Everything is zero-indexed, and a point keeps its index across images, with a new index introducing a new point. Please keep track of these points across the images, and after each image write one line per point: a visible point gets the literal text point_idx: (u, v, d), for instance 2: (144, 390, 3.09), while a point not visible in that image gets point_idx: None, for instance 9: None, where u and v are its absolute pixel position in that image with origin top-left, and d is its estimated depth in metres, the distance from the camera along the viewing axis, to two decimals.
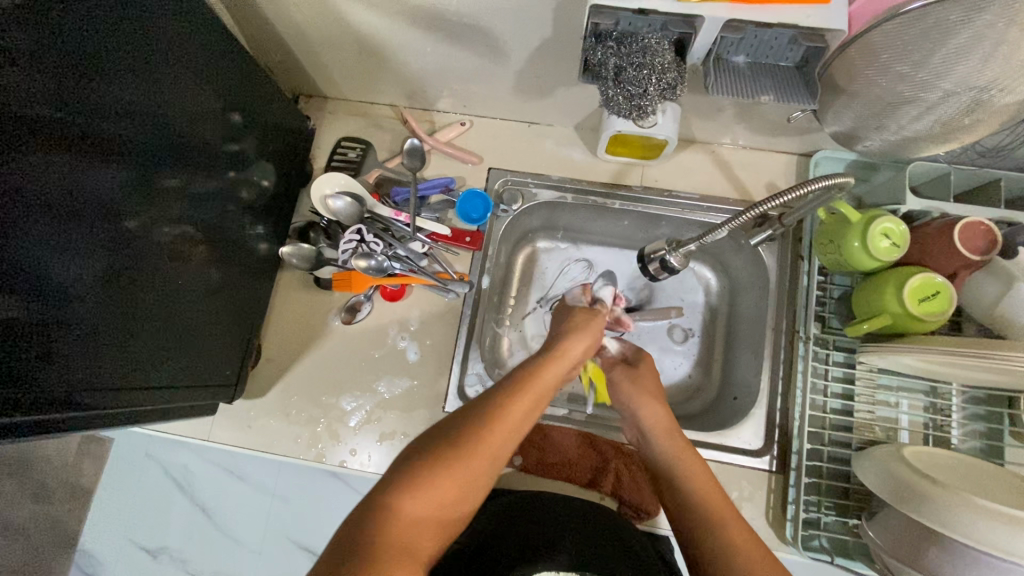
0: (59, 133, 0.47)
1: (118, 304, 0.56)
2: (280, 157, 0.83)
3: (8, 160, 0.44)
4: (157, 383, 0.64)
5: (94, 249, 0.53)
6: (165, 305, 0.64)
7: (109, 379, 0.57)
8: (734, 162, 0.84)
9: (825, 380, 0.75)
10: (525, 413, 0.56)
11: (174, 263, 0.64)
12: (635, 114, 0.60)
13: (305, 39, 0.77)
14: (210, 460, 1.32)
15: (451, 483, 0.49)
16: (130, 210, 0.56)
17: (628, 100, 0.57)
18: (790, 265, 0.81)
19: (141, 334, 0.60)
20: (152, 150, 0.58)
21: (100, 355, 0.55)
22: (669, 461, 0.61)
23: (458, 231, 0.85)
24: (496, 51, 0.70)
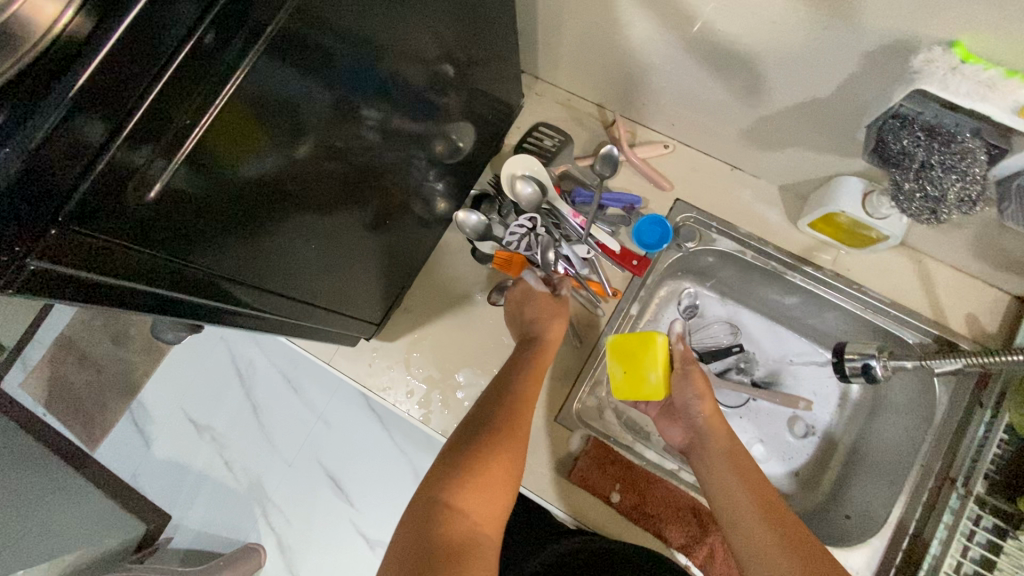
0: (331, 59, 0.44)
1: (315, 228, 0.56)
2: (482, 122, 0.83)
3: (305, 84, 0.42)
4: (312, 303, 0.64)
5: (318, 176, 0.51)
6: (347, 232, 0.63)
7: (282, 290, 0.56)
8: (938, 279, 0.78)
9: (966, 540, 0.66)
10: (522, 411, 0.67)
11: (363, 195, 0.63)
12: (922, 215, 0.55)
13: (555, 19, 0.76)
14: (276, 366, 1.40)
15: (484, 478, 0.59)
16: (346, 139, 0.54)
17: (924, 202, 0.54)
18: (965, 407, 0.75)
19: (323, 255, 0.60)
20: (375, 85, 0.55)
21: (288, 267, 0.55)
22: (720, 458, 0.69)
23: (627, 251, 0.83)
24: (751, 90, 0.67)
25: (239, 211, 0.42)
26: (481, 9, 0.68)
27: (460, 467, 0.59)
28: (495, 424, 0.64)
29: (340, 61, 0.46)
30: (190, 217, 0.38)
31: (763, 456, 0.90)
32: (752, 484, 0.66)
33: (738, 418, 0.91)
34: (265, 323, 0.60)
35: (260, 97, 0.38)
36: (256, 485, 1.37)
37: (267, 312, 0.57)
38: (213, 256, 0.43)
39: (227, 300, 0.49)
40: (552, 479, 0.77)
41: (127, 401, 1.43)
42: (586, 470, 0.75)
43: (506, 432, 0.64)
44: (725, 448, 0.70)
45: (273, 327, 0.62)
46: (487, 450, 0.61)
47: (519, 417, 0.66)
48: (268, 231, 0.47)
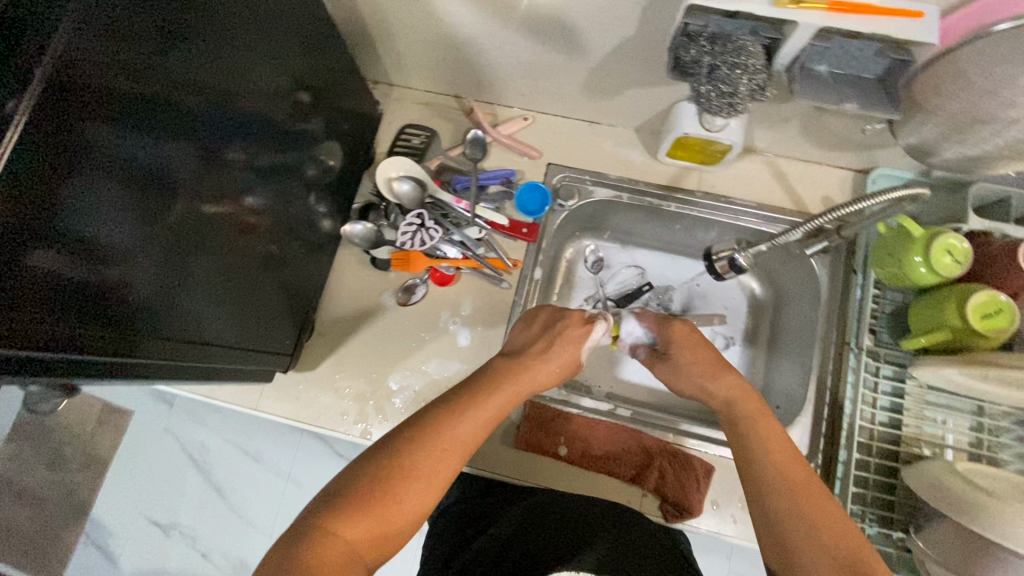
0: (149, 104, 0.47)
1: (187, 269, 0.57)
2: (348, 137, 0.85)
3: (119, 130, 0.44)
4: (224, 347, 0.66)
5: (171, 220, 0.53)
6: (232, 268, 0.65)
7: (183, 339, 0.59)
8: (790, 173, 0.86)
9: (874, 392, 0.76)
10: (421, 480, 0.50)
11: (240, 231, 0.65)
12: (723, 111, 0.61)
13: (386, 24, 0.79)
14: (228, 440, 1.34)
15: (379, 499, 0.48)
16: (200, 178, 0.56)
17: (720, 97, 0.59)
18: (843, 277, 0.83)
19: (208, 296, 0.61)
20: (226, 125, 0.58)
21: (179, 313, 0.57)
22: (768, 446, 0.55)
23: (515, 222, 0.87)
24: (574, 47, 0.72)
25: (92, 268, 0.45)
26: (318, 35, 0.72)
27: (350, 483, 0.49)
28: (424, 428, 0.53)
29: (164, 105, 0.48)
30: (19, 276, 0.39)
31: None
32: (790, 469, 0.53)
33: None
34: (185, 375, 0.62)
35: (61, 148, 0.40)
36: (240, 565, 1.32)
37: (180, 364, 0.60)
38: (82, 316, 0.45)
39: (129, 356, 0.52)
40: (501, 453, 0.79)
41: (79, 524, 1.34)
42: (530, 434, 0.79)
43: (434, 443, 0.52)
44: (740, 416, 0.59)
45: (195, 377, 0.64)
46: (393, 470, 0.50)
47: (462, 425, 0.54)
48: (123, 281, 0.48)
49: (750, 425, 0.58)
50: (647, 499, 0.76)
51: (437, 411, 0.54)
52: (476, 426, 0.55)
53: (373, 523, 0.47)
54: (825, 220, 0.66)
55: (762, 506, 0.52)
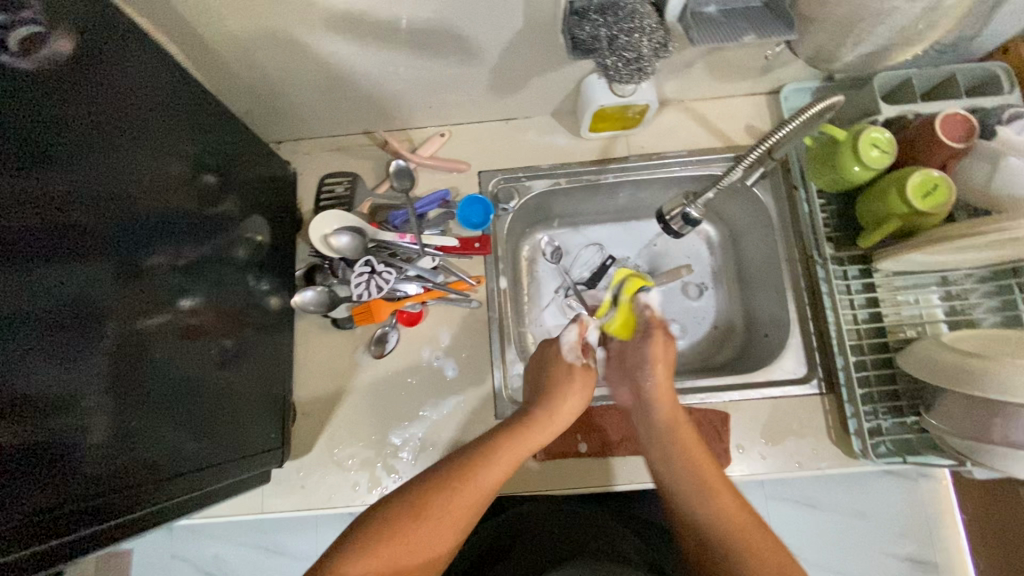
0: (32, 237, 0.42)
1: (137, 398, 0.52)
2: (268, 207, 0.81)
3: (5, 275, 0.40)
4: (212, 466, 0.63)
5: (100, 351, 0.48)
6: (187, 379, 0.60)
7: (164, 475, 0.55)
8: (709, 112, 0.87)
9: (849, 295, 0.78)
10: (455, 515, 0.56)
11: (182, 338, 0.60)
12: (633, 78, 0.58)
13: (271, 82, 0.75)
14: (245, 544, 1.25)
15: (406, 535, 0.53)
16: (120, 297, 0.51)
17: (627, 65, 0.56)
18: (786, 196, 0.85)
19: (170, 417, 0.57)
20: (137, 235, 0.54)
21: (155, 452, 0.54)
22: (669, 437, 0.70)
23: (465, 239, 0.84)
24: (468, 52, 0.71)
25: (43, 436, 0.42)
26: (208, 111, 0.68)
27: (379, 518, 0.54)
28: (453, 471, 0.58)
29: (51, 233, 0.44)
30: None
31: (683, 331, 0.96)
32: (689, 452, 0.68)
33: None
34: (182, 511, 0.58)
35: None
36: None
37: (170, 501, 0.56)
38: (44, 489, 0.42)
39: (108, 515, 0.48)
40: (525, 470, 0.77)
41: None
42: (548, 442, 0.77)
43: (460, 483, 0.57)
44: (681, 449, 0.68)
45: (193, 508, 0.60)
46: (425, 511, 0.54)
47: (487, 469, 0.59)
48: (62, 434, 0.44)
49: (680, 448, 0.68)
50: None
51: (465, 455, 0.60)
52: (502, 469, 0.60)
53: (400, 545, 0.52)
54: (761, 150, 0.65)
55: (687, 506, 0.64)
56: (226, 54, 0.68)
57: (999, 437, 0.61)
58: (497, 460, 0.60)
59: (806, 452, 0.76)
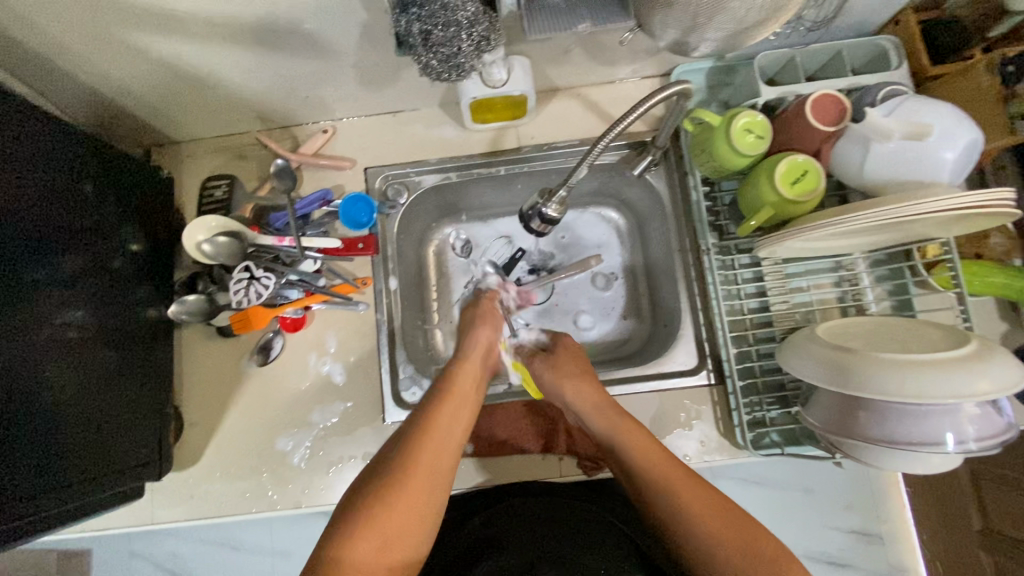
0: None
1: (14, 414, 0.54)
2: (144, 215, 0.78)
3: None
4: (77, 483, 0.62)
5: None
6: (73, 390, 0.62)
7: (17, 492, 0.54)
8: (600, 99, 0.84)
9: (736, 285, 0.76)
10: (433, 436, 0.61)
11: (66, 352, 0.61)
12: (452, 75, 0.56)
13: (128, 88, 0.72)
14: (199, 537, 1.18)
15: (393, 527, 0.54)
16: None
17: (445, 63, 0.54)
18: (681, 184, 0.83)
19: (53, 429, 0.59)
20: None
21: (16, 469, 0.54)
22: (615, 441, 0.66)
23: (349, 240, 0.82)
24: (321, 48, 0.67)
25: None
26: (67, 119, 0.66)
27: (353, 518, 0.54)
28: (408, 445, 0.60)
29: None
30: None
31: (592, 322, 0.95)
32: (646, 455, 0.63)
33: (554, 308, 0.96)
34: (36, 532, 0.57)
35: None
36: None
37: (23, 521, 0.55)
38: None
39: None
40: None
41: None
42: None
43: (420, 456, 0.59)
44: (637, 451, 0.64)
45: (51, 526, 0.59)
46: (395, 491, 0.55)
47: (440, 433, 0.61)
48: None
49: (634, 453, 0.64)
50: (564, 463, 0.76)
51: (414, 430, 0.62)
52: (455, 427, 0.64)
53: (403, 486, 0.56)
54: (606, 140, 0.60)
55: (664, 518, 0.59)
56: (62, 63, 0.65)
57: (861, 431, 0.60)
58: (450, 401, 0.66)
59: (694, 445, 0.75)
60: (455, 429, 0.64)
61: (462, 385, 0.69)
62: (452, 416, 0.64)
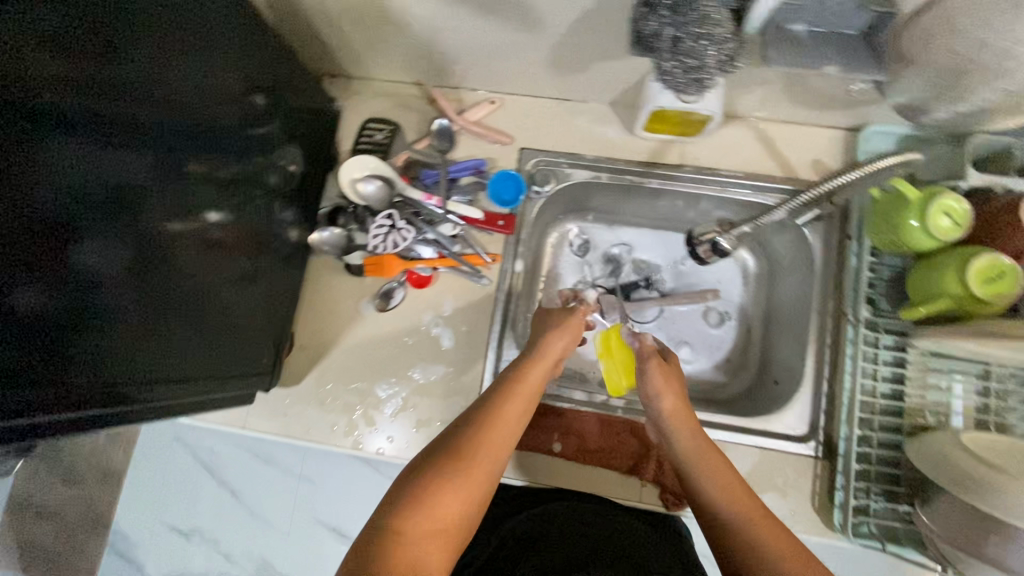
0: (90, 121, 0.44)
1: (152, 293, 0.55)
2: (306, 139, 0.80)
3: (68, 151, 0.42)
4: (192, 378, 0.64)
5: (128, 244, 0.50)
6: (204, 284, 0.63)
7: (144, 376, 0.56)
8: (777, 137, 0.81)
9: (874, 364, 0.72)
10: (501, 418, 0.56)
11: (207, 249, 0.63)
12: (691, 87, 0.54)
13: (332, 16, 0.73)
14: (238, 445, 1.24)
15: (440, 529, 0.48)
16: (160, 196, 0.53)
17: (685, 73, 0.52)
18: (837, 245, 0.79)
19: (180, 321, 0.60)
20: (154, 131, 0.51)
21: (146, 352, 0.55)
22: (692, 460, 0.60)
23: (491, 214, 0.82)
24: (532, 23, 0.67)
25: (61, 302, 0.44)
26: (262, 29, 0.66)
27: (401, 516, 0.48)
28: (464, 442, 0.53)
29: (112, 123, 0.46)
30: None
31: (693, 356, 0.92)
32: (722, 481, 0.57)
33: (658, 332, 0.93)
34: (148, 415, 0.59)
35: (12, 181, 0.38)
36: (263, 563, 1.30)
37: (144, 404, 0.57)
38: (54, 357, 0.45)
39: (103, 401, 0.51)
40: None
41: (99, 535, 1.30)
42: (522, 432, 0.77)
43: (479, 455, 0.52)
44: (713, 474, 0.58)
45: (163, 413, 0.61)
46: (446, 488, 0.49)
47: (497, 435, 0.54)
48: (86, 310, 0.47)
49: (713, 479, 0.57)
50: (646, 490, 0.75)
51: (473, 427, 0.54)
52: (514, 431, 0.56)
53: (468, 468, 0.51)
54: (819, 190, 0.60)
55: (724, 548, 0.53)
56: None
57: (994, 557, 0.57)
58: (520, 393, 0.60)
59: (784, 512, 0.73)
60: (522, 420, 0.58)
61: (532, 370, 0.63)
62: (512, 415, 0.57)
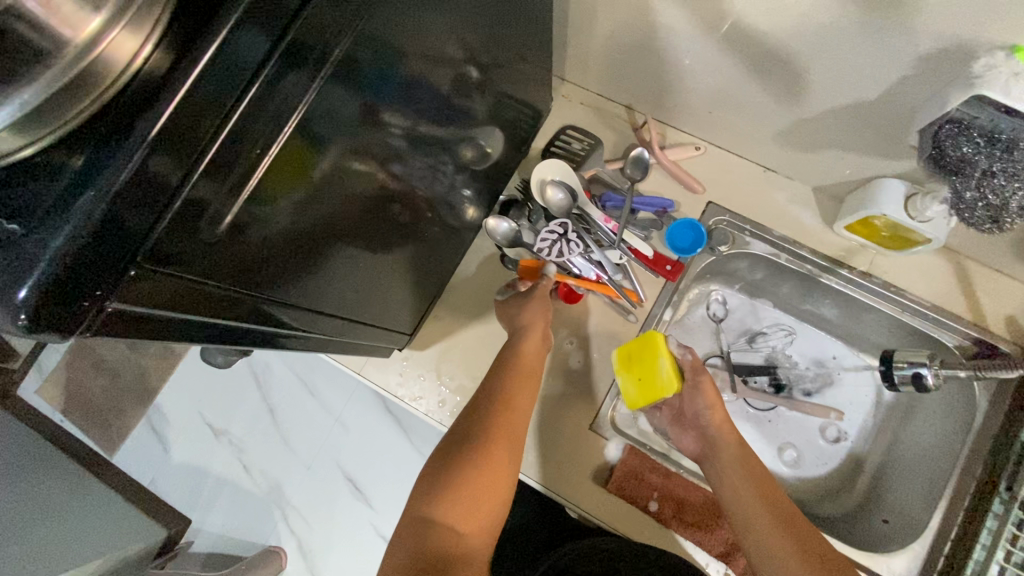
0: (365, 68, 0.39)
1: (354, 238, 0.52)
2: (513, 127, 0.81)
3: (350, 101, 0.38)
4: (346, 322, 0.62)
5: (357, 191, 0.47)
6: (387, 236, 0.60)
7: (320, 313, 0.54)
8: (978, 280, 0.77)
9: (1012, 545, 0.64)
10: (503, 407, 0.66)
11: (397, 205, 0.59)
12: (983, 224, 0.55)
13: (589, 22, 0.74)
14: (292, 369, 1.34)
15: (478, 488, 0.60)
16: (383, 151, 0.49)
17: (985, 210, 0.54)
18: (1006, 409, 0.74)
19: (360, 266, 0.57)
20: (398, 90, 0.46)
21: (332, 290, 0.54)
22: (734, 466, 0.68)
23: (660, 256, 0.82)
24: (791, 92, 0.66)
25: (302, 242, 0.42)
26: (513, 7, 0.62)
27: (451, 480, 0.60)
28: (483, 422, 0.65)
29: (374, 71, 0.41)
30: (244, 249, 0.35)
31: (797, 461, 0.89)
32: (759, 480, 0.66)
33: (768, 425, 0.90)
34: (302, 344, 0.58)
35: (310, 126, 0.35)
36: (275, 490, 1.31)
37: (305, 334, 0.56)
38: (278, 293, 0.43)
39: (283, 326, 0.50)
40: (589, 488, 0.76)
41: (145, 406, 1.37)
42: (623, 480, 0.74)
43: (501, 432, 0.64)
44: (745, 476, 0.66)
45: (311, 344, 0.60)
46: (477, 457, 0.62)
47: (509, 417, 0.66)
48: (311, 253, 0.44)
49: (750, 479, 0.66)
50: None
51: (487, 410, 0.66)
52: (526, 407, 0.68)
53: (482, 456, 0.62)
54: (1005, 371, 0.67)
55: (761, 534, 0.62)
56: None
57: None
58: (516, 378, 0.70)
59: None
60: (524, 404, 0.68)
61: (528, 350, 0.73)
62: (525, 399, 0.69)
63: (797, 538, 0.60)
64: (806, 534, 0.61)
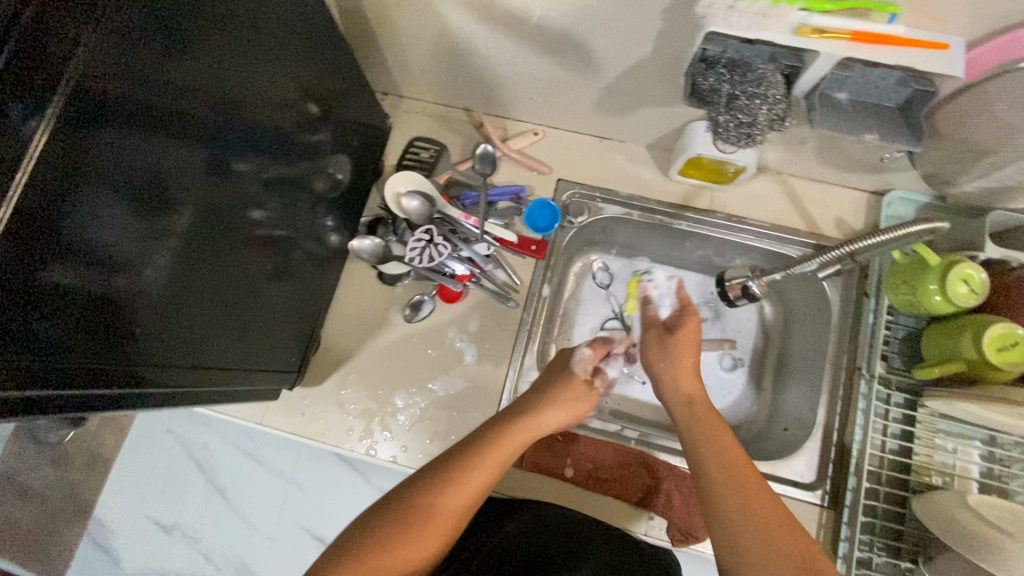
0: (149, 108, 0.41)
1: (194, 280, 0.51)
2: (359, 151, 0.83)
3: (127, 136, 0.39)
4: (220, 370, 0.60)
5: (175, 229, 0.46)
6: (245, 275, 0.60)
7: (178, 364, 0.52)
8: (804, 194, 0.85)
9: (884, 419, 0.75)
10: (491, 452, 0.57)
11: (255, 247, 0.60)
12: (741, 140, 0.61)
13: (399, 39, 0.78)
14: (233, 443, 1.25)
15: (404, 528, 0.51)
16: (210, 190, 0.50)
17: (739, 127, 0.59)
18: (854, 300, 0.82)
19: (217, 308, 0.56)
20: (222, 138, 0.49)
21: (183, 338, 0.52)
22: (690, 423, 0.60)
23: (524, 239, 0.86)
24: (589, 67, 0.72)
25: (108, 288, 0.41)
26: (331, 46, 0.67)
27: (384, 521, 0.52)
28: (446, 472, 0.55)
29: (170, 112, 0.43)
30: (21, 301, 0.34)
31: None
32: (717, 436, 0.56)
33: None
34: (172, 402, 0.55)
35: (63, 164, 0.35)
36: (242, 569, 1.26)
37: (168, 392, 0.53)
38: (99, 347, 0.42)
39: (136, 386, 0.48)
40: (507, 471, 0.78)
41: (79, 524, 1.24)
42: (536, 455, 0.78)
43: (473, 467, 0.55)
44: (697, 426, 0.58)
45: (187, 401, 0.58)
46: (427, 511, 0.52)
47: (476, 474, 0.55)
48: (128, 299, 0.43)
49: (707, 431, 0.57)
50: (654, 523, 0.75)
51: (443, 463, 0.56)
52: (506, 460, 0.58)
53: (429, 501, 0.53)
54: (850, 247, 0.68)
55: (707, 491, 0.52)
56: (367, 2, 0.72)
57: None
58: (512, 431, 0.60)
59: None
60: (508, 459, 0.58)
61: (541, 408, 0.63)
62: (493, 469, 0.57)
63: (750, 493, 0.50)
64: (766, 495, 0.51)
